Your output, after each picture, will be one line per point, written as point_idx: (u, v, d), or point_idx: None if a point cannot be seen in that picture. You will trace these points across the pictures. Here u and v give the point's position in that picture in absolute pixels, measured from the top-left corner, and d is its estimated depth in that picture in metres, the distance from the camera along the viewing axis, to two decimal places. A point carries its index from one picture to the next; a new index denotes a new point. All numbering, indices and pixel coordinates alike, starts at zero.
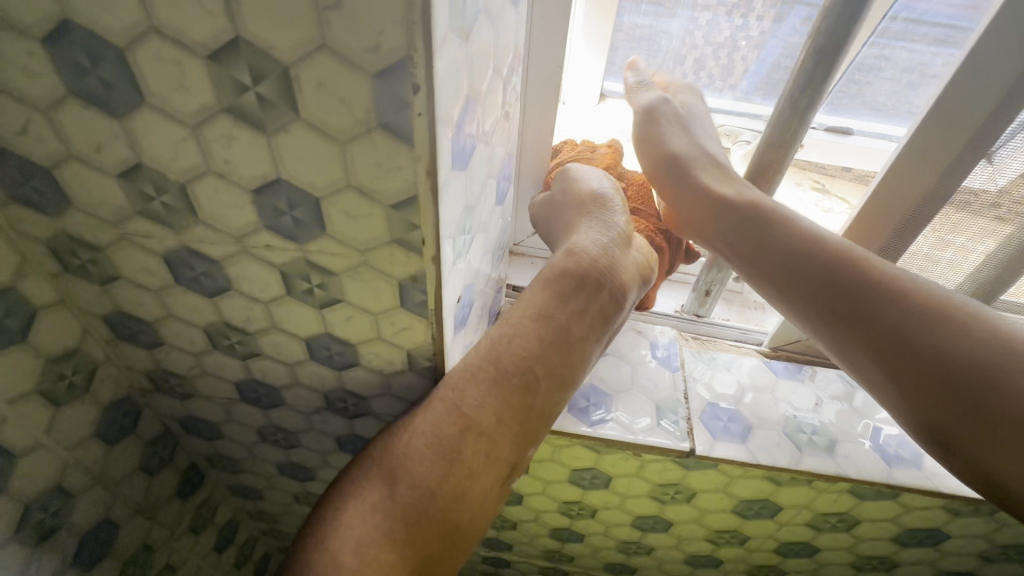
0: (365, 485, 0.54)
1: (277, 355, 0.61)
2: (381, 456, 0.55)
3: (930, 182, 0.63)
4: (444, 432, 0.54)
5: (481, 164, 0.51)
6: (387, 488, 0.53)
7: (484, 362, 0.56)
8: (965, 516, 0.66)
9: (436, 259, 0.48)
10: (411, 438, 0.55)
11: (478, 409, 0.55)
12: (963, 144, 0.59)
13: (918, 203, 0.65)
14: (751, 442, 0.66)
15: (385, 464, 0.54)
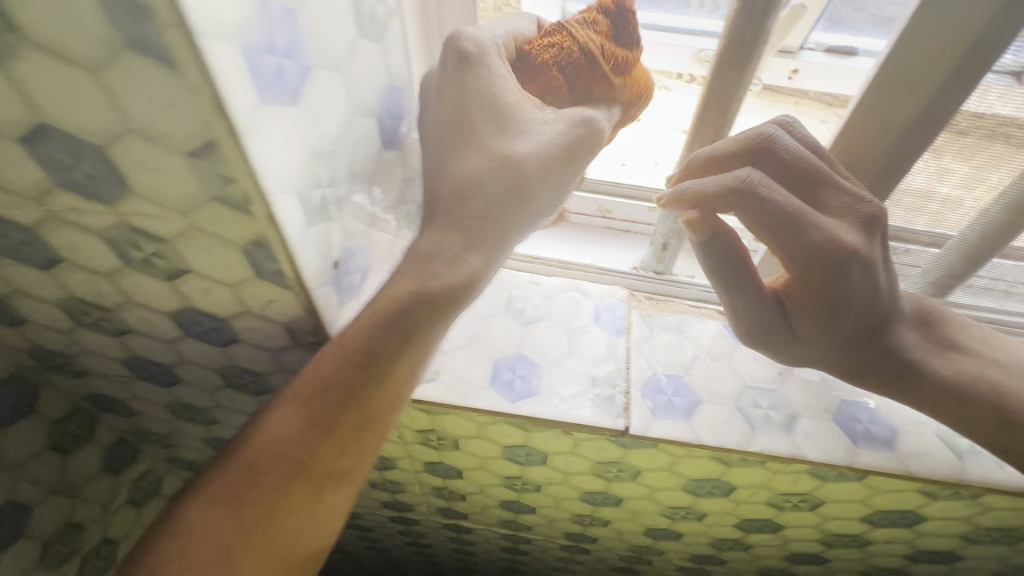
0: (205, 517, 0.48)
1: (148, 331, 0.54)
2: (218, 483, 0.49)
3: (903, 124, 0.51)
4: (291, 445, 0.48)
5: (333, 97, 0.41)
6: (231, 516, 0.48)
7: (332, 367, 0.47)
8: (943, 499, 0.57)
9: (271, 219, 0.39)
10: (253, 459, 0.49)
11: (326, 420, 0.48)
12: (940, 75, 0.47)
13: (906, 133, 0.52)
14: (696, 419, 0.58)
15: (224, 491, 0.49)
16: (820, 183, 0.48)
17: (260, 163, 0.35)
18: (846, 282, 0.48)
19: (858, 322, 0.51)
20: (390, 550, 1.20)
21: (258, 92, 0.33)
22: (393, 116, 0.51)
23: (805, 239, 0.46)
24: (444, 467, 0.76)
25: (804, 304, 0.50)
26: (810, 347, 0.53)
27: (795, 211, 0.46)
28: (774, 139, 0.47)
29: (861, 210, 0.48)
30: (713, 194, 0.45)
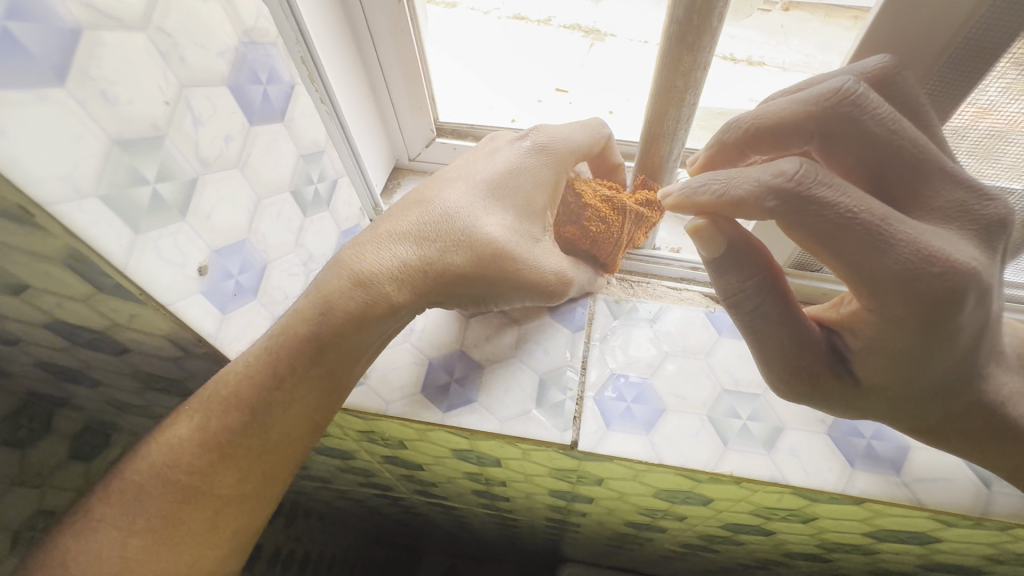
0: (76, 551, 0.41)
1: (37, 340, 0.49)
2: (100, 510, 0.42)
3: (957, 35, 0.35)
4: (183, 465, 0.43)
5: (135, 66, 0.31)
6: (109, 550, 0.41)
7: (234, 385, 0.43)
8: (962, 527, 0.47)
9: (70, 234, 0.31)
10: (142, 481, 0.43)
11: (225, 439, 0.43)
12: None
13: (958, 47, 0.36)
14: (657, 432, 0.49)
15: (105, 519, 0.42)
16: (928, 172, 0.31)
17: (11, 168, 0.27)
18: (951, 323, 0.30)
19: (953, 368, 0.34)
20: (389, 513, 1.21)
21: None
22: (262, 80, 0.41)
23: (894, 257, 0.29)
24: (402, 460, 0.70)
25: (873, 348, 0.33)
26: (877, 401, 0.37)
27: (872, 219, 0.29)
28: (863, 101, 0.31)
29: (980, 213, 0.31)
30: (744, 194, 0.31)
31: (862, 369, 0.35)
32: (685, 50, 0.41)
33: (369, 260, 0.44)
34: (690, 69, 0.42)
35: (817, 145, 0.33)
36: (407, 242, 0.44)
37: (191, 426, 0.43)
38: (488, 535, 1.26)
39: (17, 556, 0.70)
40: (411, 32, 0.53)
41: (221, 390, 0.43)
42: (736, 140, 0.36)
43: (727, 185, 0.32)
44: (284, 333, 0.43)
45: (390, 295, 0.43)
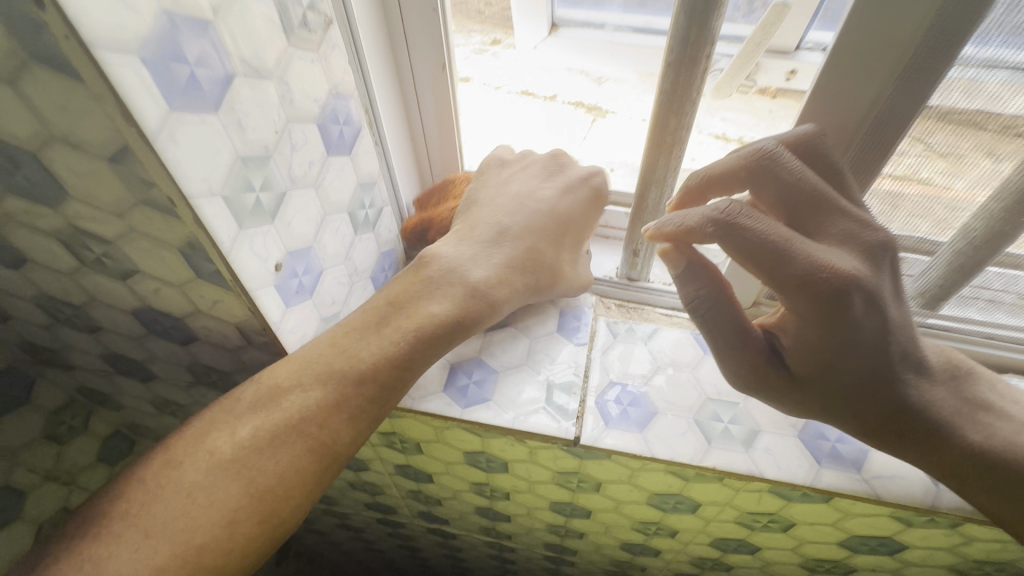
0: (206, 485, 0.44)
1: (116, 328, 0.57)
2: (228, 450, 0.45)
3: (871, 110, 0.47)
4: (321, 421, 0.47)
5: (260, 104, 0.42)
6: (239, 484, 0.44)
7: (368, 359, 0.48)
8: (920, 526, 0.53)
9: (197, 222, 0.40)
10: (276, 429, 0.46)
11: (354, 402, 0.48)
12: (904, 50, 0.42)
13: (871, 125, 0.48)
14: (649, 430, 0.56)
15: (236, 458, 0.45)
16: (827, 207, 0.41)
17: (176, 168, 0.36)
18: (848, 319, 0.39)
19: (869, 368, 0.42)
20: (384, 550, 1.23)
21: (167, 99, 0.35)
22: (339, 122, 0.52)
23: (799, 267, 0.38)
24: (414, 470, 0.76)
25: (800, 345, 0.41)
26: (814, 398, 0.44)
27: (779, 240, 0.39)
28: (781, 158, 0.42)
29: (864, 238, 0.41)
30: (694, 224, 0.41)
31: (792, 363, 0.43)
32: (671, 114, 0.52)
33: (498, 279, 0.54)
34: (678, 127, 0.53)
35: (749, 189, 0.44)
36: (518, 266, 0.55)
37: (321, 392, 0.47)
38: None
39: None
40: (449, 95, 0.64)
41: (353, 363, 0.48)
42: (695, 185, 0.46)
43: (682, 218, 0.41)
44: (418, 323, 0.50)
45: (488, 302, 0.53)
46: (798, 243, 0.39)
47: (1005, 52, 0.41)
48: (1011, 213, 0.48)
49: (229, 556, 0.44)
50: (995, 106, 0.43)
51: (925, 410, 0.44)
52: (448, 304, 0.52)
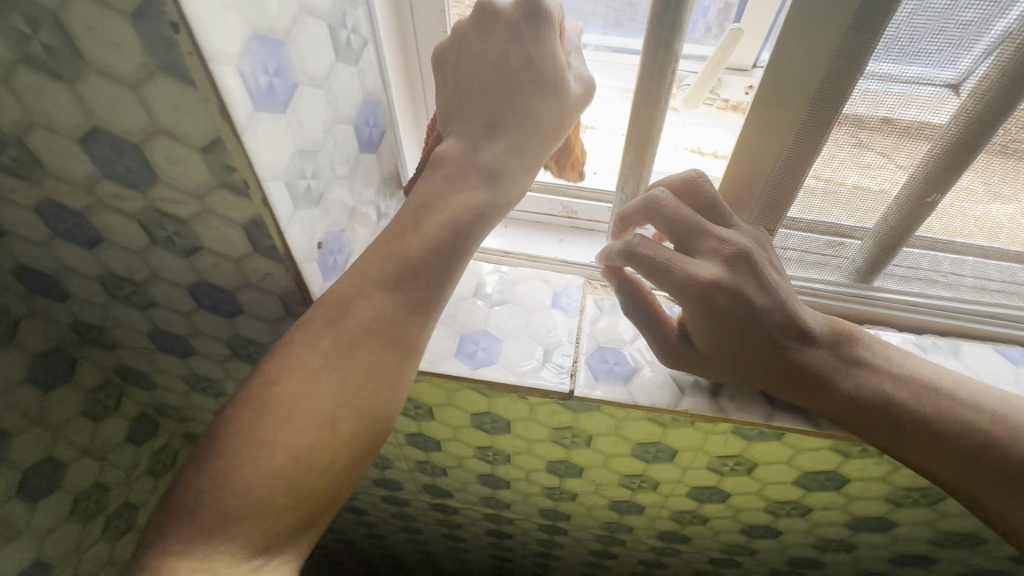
0: (295, 406, 0.49)
1: (169, 304, 0.65)
2: (298, 351, 0.51)
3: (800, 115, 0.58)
4: (339, 338, 0.51)
5: (314, 108, 0.52)
6: (311, 376, 0.50)
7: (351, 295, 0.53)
8: (857, 457, 0.64)
9: (265, 202, 0.49)
10: (342, 335, 0.51)
11: (389, 324, 0.52)
12: (824, 69, 0.54)
13: (802, 128, 0.59)
14: (633, 383, 0.66)
15: (324, 359, 0.50)
16: (697, 231, 0.58)
17: (255, 156, 0.46)
18: (715, 309, 0.55)
19: (754, 344, 0.56)
20: (385, 536, 1.29)
21: (253, 102, 0.44)
22: (369, 125, 0.62)
23: (665, 276, 0.55)
24: (424, 438, 0.85)
25: (694, 331, 0.57)
26: (720, 371, 0.59)
27: (653, 258, 0.56)
28: (662, 201, 0.58)
29: (726, 250, 0.57)
30: (612, 253, 0.60)
31: (697, 344, 0.58)
32: (643, 118, 0.64)
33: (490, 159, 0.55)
34: (649, 128, 0.64)
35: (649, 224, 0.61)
36: (510, 147, 0.56)
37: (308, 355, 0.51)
38: (477, 562, 1.33)
39: (74, 520, 0.82)
40: None
41: (372, 318, 0.51)
42: (617, 223, 0.63)
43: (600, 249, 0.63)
44: (387, 269, 0.53)
45: (480, 214, 0.55)
46: (667, 260, 0.56)
47: (914, 70, 0.53)
48: (915, 197, 0.61)
49: (332, 467, 0.49)
50: (926, 113, 0.55)
51: None
52: (422, 243, 0.53)
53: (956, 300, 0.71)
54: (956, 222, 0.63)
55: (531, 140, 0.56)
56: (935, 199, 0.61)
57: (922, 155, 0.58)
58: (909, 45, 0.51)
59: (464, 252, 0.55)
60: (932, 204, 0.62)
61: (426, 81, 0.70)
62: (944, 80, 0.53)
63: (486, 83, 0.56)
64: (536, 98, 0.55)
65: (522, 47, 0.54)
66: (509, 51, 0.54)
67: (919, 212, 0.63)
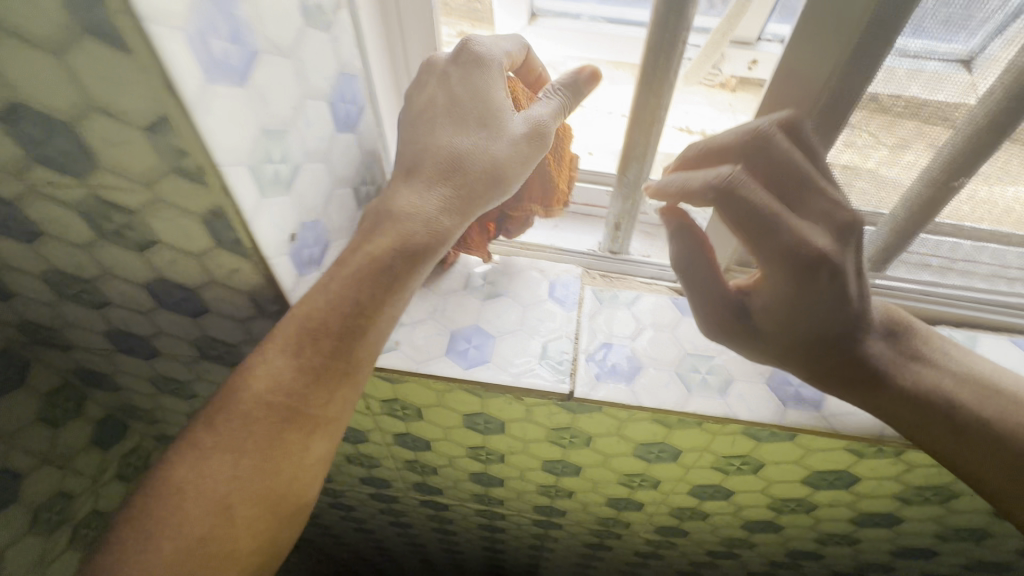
0: (206, 483, 0.49)
1: (126, 303, 0.59)
2: (208, 440, 0.50)
3: (821, 93, 0.52)
4: (249, 413, 0.50)
5: (281, 81, 0.45)
6: (218, 456, 0.50)
7: (319, 315, 0.50)
8: (871, 457, 0.61)
9: (225, 190, 0.43)
10: (247, 408, 0.50)
11: (299, 388, 0.51)
12: (853, 38, 0.48)
13: (821, 108, 0.53)
14: (636, 383, 0.62)
15: (214, 445, 0.50)
16: (810, 185, 0.47)
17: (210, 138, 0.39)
18: (814, 281, 0.49)
19: (822, 323, 0.52)
20: (374, 531, 1.26)
21: (205, 73, 0.38)
22: (346, 101, 0.56)
23: (778, 237, 0.48)
24: (413, 438, 0.80)
25: (769, 296, 0.52)
26: (766, 341, 0.54)
27: (773, 213, 0.48)
28: (767, 135, 0.46)
29: (838, 217, 0.48)
30: (696, 187, 0.49)
31: (754, 311, 0.54)
32: (652, 93, 0.57)
33: (413, 201, 0.52)
34: (659, 106, 0.58)
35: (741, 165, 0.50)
36: (435, 178, 0.52)
37: (277, 367, 0.51)
38: (470, 553, 1.31)
39: (36, 533, 0.76)
40: None
41: (274, 383, 0.50)
42: (692, 156, 0.49)
43: (683, 180, 0.50)
44: (292, 331, 0.51)
45: (388, 266, 0.51)
46: (778, 216, 0.48)
47: (930, 43, 0.46)
48: (941, 182, 0.53)
49: (235, 536, 0.50)
50: (931, 93, 0.47)
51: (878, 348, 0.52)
52: (326, 304, 0.51)
53: (971, 289, 0.68)
54: (985, 212, 0.56)
55: (461, 180, 0.52)
56: (960, 184, 0.53)
57: (954, 135, 0.50)
58: (939, 15, 0.44)
59: (395, 298, 0.52)
60: (955, 190, 0.54)
61: (409, 50, 0.64)
62: (958, 55, 0.46)
63: (409, 124, 0.55)
64: (470, 135, 0.52)
65: (448, 86, 0.53)
66: (448, 83, 0.53)
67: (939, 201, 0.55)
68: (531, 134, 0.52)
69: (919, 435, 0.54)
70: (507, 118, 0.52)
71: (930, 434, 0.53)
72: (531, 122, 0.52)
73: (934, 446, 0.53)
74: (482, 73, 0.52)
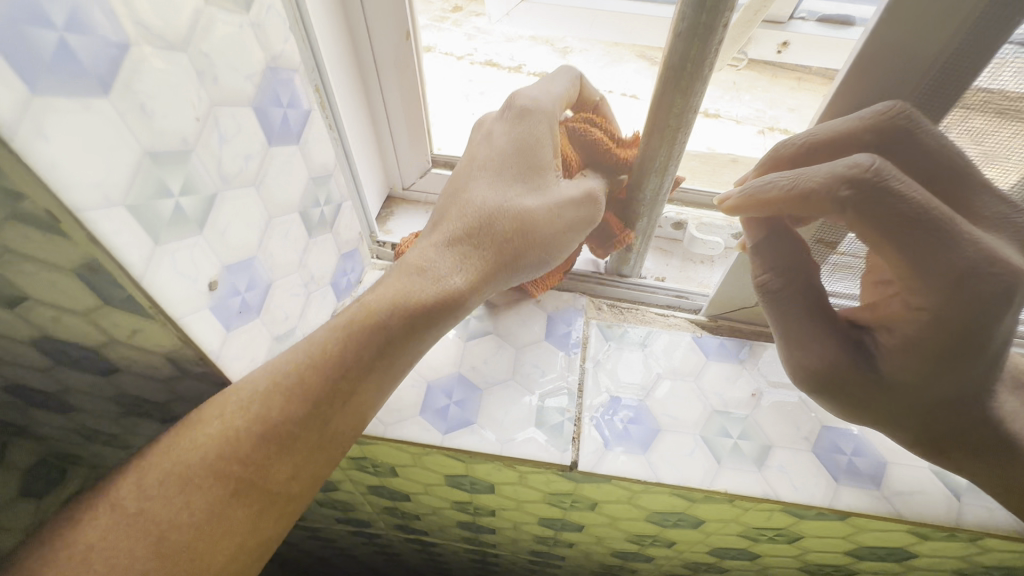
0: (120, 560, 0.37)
1: (15, 360, 0.47)
2: (133, 505, 0.39)
3: (904, 102, 0.39)
4: (195, 474, 0.39)
5: (173, 84, 0.33)
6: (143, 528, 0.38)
7: (303, 373, 0.40)
8: (938, 539, 0.50)
9: (92, 242, 0.31)
10: (191, 471, 0.39)
11: (264, 454, 0.40)
12: (955, 32, 0.35)
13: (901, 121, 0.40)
14: (654, 451, 0.50)
15: (144, 511, 0.38)
16: (969, 182, 0.36)
17: (51, 174, 0.27)
18: (991, 327, 0.33)
19: (974, 378, 0.37)
20: (358, 558, 1.17)
21: (26, 79, 0.25)
22: (283, 104, 0.43)
23: (955, 255, 0.31)
24: (389, 491, 0.69)
25: (908, 346, 0.35)
26: (892, 401, 0.38)
27: (941, 216, 0.31)
28: (907, 119, 0.35)
29: (1023, 224, 0.35)
30: (815, 183, 0.33)
31: (886, 368, 0.37)
32: (678, 93, 0.44)
33: (425, 257, 0.43)
34: (685, 111, 0.45)
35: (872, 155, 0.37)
36: (459, 236, 0.44)
37: (241, 424, 0.40)
38: None
39: None
40: (415, 68, 0.55)
41: (232, 448, 0.40)
42: (791, 155, 0.38)
43: (798, 178, 0.33)
44: (264, 386, 0.40)
45: (386, 329, 0.41)
46: (951, 228, 0.31)
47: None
48: None
49: None
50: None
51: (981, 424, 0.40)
52: (309, 359, 0.41)
53: None
54: None
55: (496, 246, 0.44)
56: None
57: None
58: None
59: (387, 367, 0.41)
60: None
61: (375, 34, 0.52)
62: None
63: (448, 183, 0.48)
64: (510, 196, 0.44)
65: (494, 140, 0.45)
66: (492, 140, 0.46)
67: None
68: (584, 202, 0.47)
69: None
70: (553, 178, 0.45)
71: None
72: (585, 189, 0.47)
73: None
74: (534, 121, 0.44)
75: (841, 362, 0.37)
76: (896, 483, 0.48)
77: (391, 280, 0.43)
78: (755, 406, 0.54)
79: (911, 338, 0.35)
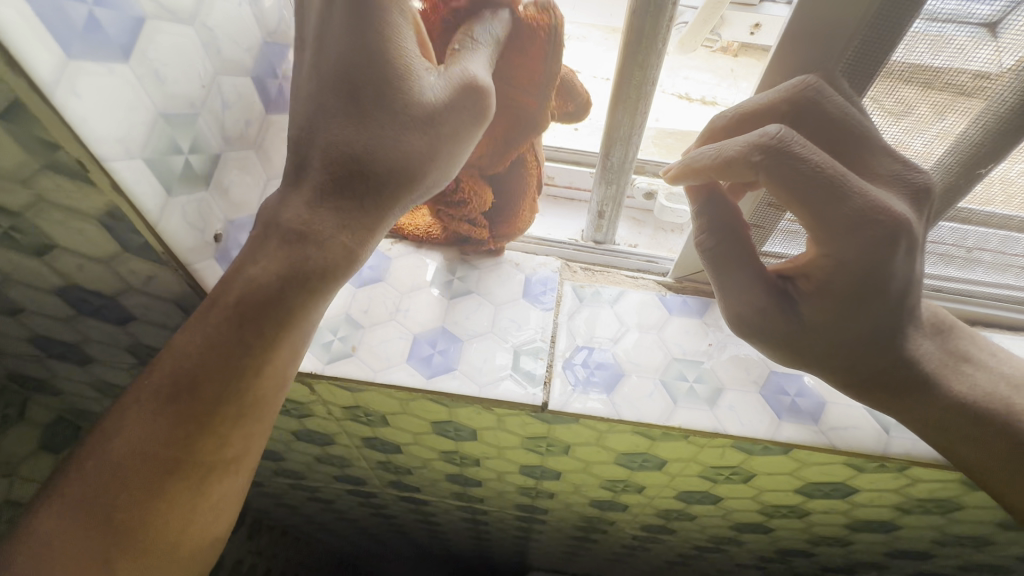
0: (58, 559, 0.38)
1: (41, 310, 0.52)
2: (68, 503, 0.39)
3: (832, 71, 0.44)
4: (117, 467, 0.39)
5: (182, 54, 0.37)
6: (88, 516, 0.39)
7: (198, 357, 0.40)
8: (871, 470, 0.56)
9: (117, 190, 0.36)
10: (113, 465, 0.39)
11: (181, 438, 0.40)
12: (870, 8, 0.39)
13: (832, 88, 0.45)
14: (617, 393, 0.56)
15: (78, 508, 0.39)
16: (869, 144, 0.41)
17: (82, 127, 0.32)
18: (886, 267, 0.38)
19: (885, 317, 0.42)
20: (357, 520, 1.23)
21: (63, 45, 0.30)
22: (278, 76, 0.48)
23: (847, 206, 0.37)
24: (382, 442, 0.75)
25: (823, 289, 0.41)
26: (816, 343, 0.43)
27: (835, 173, 0.37)
28: (821, 89, 0.41)
29: (912, 179, 0.40)
30: (735, 153, 0.38)
31: (805, 311, 0.42)
32: (636, 67, 0.49)
33: (305, 214, 0.38)
34: (645, 83, 0.50)
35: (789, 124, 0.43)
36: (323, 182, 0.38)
37: (150, 413, 0.40)
38: (456, 541, 1.28)
39: None
40: None
41: (147, 438, 0.40)
42: (723, 126, 0.43)
43: (721, 149, 0.39)
44: (162, 378, 0.40)
45: (273, 304, 0.39)
46: (845, 183, 0.37)
47: (954, 4, 0.39)
48: (966, 163, 0.48)
49: None
50: (958, 60, 0.41)
51: (900, 361, 0.45)
52: (211, 337, 0.40)
53: (989, 284, 0.61)
54: (1010, 193, 0.50)
55: (367, 179, 0.38)
56: (987, 170, 0.48)
57: (983, 110, 0.44)
58: None
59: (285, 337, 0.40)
60: (979, 175, 0.49)
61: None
62: (966, 18, 0.39)
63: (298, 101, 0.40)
64: (367, 115, 0.37)
65: (325, 54, 0.38)
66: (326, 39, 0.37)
67: (960, 184, 0.50)
68: (459, 90, 0.37)
69: (973, 454, 0.48)
70: (418, 78, 0.37)
71: (981, 449, 0.47)
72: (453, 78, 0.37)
73: (983, 461, 0.47)
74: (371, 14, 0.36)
75: (772, 310, 0.43)
76: (836, 420, 0.54)
77: (275, 248, 0.39)
78: (710, 354, 0.59)
79: (824, 281, 0.40)
